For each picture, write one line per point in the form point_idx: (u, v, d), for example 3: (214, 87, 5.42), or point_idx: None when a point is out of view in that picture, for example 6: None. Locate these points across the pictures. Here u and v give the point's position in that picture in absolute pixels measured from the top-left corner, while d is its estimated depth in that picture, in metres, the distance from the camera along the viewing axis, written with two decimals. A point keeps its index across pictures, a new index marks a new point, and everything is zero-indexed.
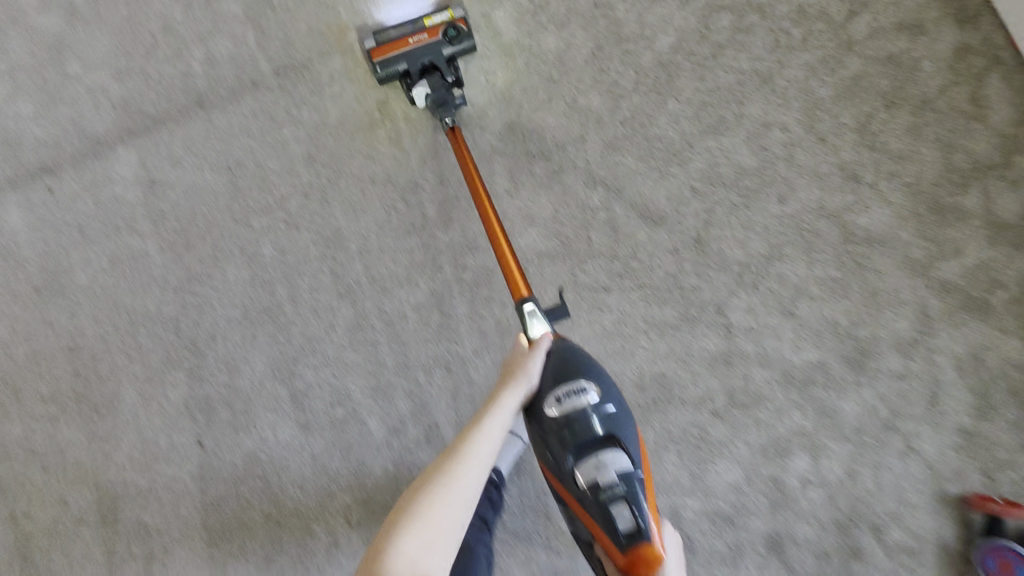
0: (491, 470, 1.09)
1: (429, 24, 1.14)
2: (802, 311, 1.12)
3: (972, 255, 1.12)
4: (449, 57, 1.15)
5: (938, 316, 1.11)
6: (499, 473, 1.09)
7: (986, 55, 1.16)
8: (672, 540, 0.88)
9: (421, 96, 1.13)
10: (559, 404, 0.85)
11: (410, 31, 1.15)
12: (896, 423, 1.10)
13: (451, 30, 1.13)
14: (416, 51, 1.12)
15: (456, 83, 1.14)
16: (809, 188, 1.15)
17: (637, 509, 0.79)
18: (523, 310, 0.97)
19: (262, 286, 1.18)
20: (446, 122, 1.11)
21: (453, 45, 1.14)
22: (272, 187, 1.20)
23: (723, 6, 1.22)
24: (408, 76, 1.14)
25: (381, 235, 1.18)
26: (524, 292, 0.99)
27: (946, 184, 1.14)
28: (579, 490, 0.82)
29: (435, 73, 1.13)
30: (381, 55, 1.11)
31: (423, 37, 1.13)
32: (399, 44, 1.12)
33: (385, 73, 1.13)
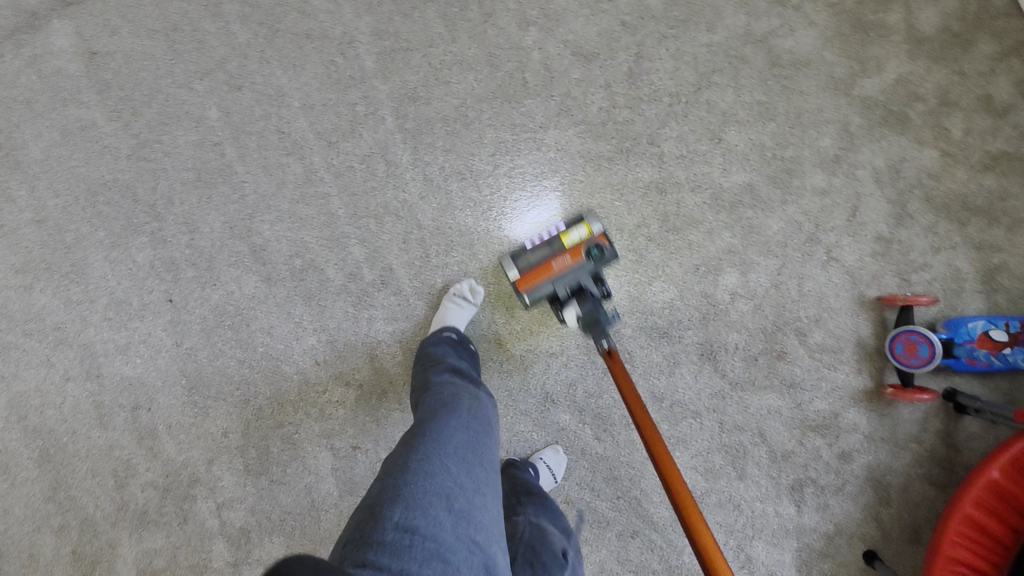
0: (450, 330, 1.12)
1: (568, 242, 1.05)
2: (730, 136, 1.18)
3: (893, 70, 1.17)
4: (595, 274, 1.04)
5: (859, 131, 1.17)
6: (456, 332, 1.12)
7: None
8: None
9: (573, 318, 1.02)
10: None
11: (549, 250, 1.05)
12: (819, 236, 1.17)
13: (594, 247, 1.03)
14: (563, 274, 1.02)
15: (607, 297, 1.04)
16: (735, 16, 1.19)
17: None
18: None
19: (212, 147, 1.22)
20: (601, 343, 0.93)
21: (599, 263, 1.03)
22: (211, 48, 1.22)
23: None
24: (556, 299, 1.05)
25: (321, 90, 1.21)
26: None
27: (868, 3, 1.18)
28: None
29: (584, 294, 1.02)
30: (527, 284, 1.02)
31: (566, 258, 1.03)
32: (544, 269, 1.02)
33: (533, 300, 1.04)
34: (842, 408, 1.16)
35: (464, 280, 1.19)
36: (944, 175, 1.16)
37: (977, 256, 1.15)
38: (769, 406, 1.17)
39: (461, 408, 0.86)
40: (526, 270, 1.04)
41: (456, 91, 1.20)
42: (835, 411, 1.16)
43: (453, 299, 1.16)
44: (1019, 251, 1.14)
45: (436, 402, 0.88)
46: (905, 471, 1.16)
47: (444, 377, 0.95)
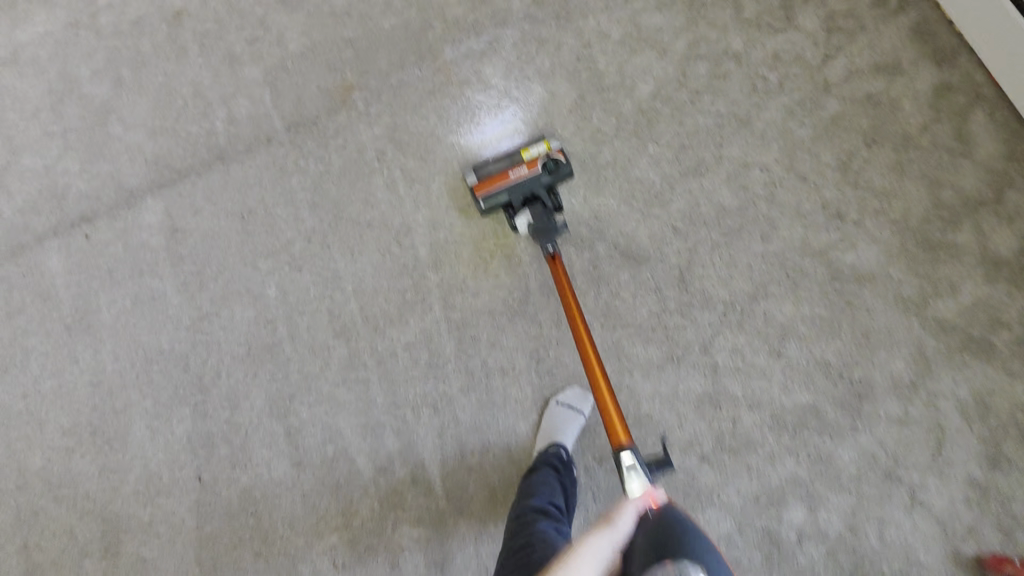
0: (557, 446, 1.09)
1: (527, 155, 1.16)
2: (791, 352, 1.11)
3: (968, 292, 1.10)
4: (549, 186, 1.16)
5: (937, 357, 1.08)
6: (565, 449, 1.09)
7: (967, 92, 1.17)
8: None
9: (524, 224, 1.15)
10: None
11: (509, 163, 1.17)
12: (897, 472, 1.05)
13: (549, 161, 1.14)
14: (518, 184, 1.14)
15: (558, 210, 1.16)
16: (793, 227, 1.16)
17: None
18: (622, 463, 0.96)
19: (266, 324, 1.25)
20: (547, 248, 1.13)
21: (553, 175, 1.14)
22: (279, 231, 1.29)
23: (700, 55, 1.26)
24: (510, 206, 1.16)
25: (375, 275, 1.24)
26: (622, 441, 0.99)
27: (935, 220, 1.13)
28: None
29: (536, 203, 1.15)
30: (484, 190, 1.14)
31: (523, 169, 1.15)
32: (500, 177, 1.14)
33: (488, 205, 1.15)
34: None
35: (569, 388, 1.15)
36: None
37: None
38: None
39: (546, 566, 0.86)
40: (483, 178, 1.15)
41: (504, 283, 1.21)
42: None
43: (562, 409, 1.12)
44: None
45: (515, 556, 0.87)
46: None
47: (529, 518, 0.95)
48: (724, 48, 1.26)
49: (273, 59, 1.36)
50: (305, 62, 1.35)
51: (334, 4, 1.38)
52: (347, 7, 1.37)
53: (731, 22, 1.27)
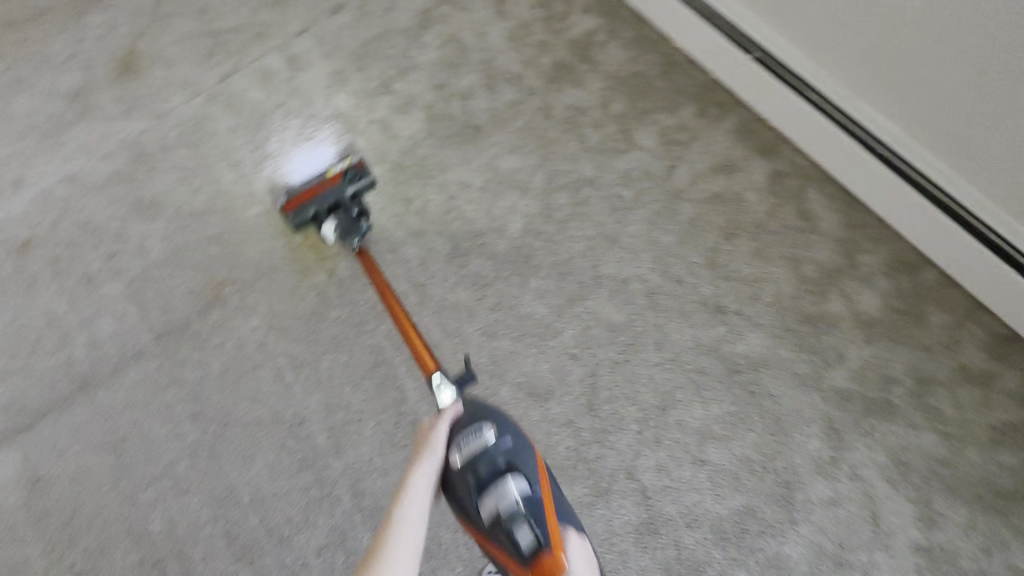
0: None
1: (331, 173, 1.28)
2: (712, 455, 1.10)
3: (855, 357, 1.15)
4: (353, 195, 1.27)
5: (845, 426, 1.10)
6: None
7: (798, 175, 1.30)
8: (585, 554, 0.88)
9: (330, 230, 1.24)
10: (462, 451, 0.90)
11: (316, 181, 1.28)
12: (846, 558, 1.03)
13: (350, 174, 1.27)
14: (323, 195, 1.26)
15: (364, 214, 1.25)
16: (680, 331, 1.19)
17: (536, 525, 0.84)
18: (432, 383, 1.01)
19: (153, 566, 1.10)
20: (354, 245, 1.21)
21: (354, 185, 1.26)
22: (158, 454, 1.16)
23: (557, 186, 1.34)
24: (318, 218, 1.26)
25: (272, 478, 1.13)
26: (432, 365, 1.04)
27: (804, 295, 1.20)
28: (485, 523, 0.86)
29: (339, 210, 1.24)
30: (292, 206, 1.25)
31: (327, 184, 1.27)
32: (306, 193, 1.25)
33: (298, 220, 1.25)
34: None
35: None
36: (955, 459, 1.07)
37: None
38: None
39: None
40: (293, 196, 1.27)
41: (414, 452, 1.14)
42: None
43: None
44: None
45: None
46: None
47: None
48: (577, 176, 1.35)
49: (135, 270, 1.31)
50: (169, 266, 1.31)
51: (193, 205, 1.37)
52: (208, 205, 1.36)
53: (579, 153, 1.37)
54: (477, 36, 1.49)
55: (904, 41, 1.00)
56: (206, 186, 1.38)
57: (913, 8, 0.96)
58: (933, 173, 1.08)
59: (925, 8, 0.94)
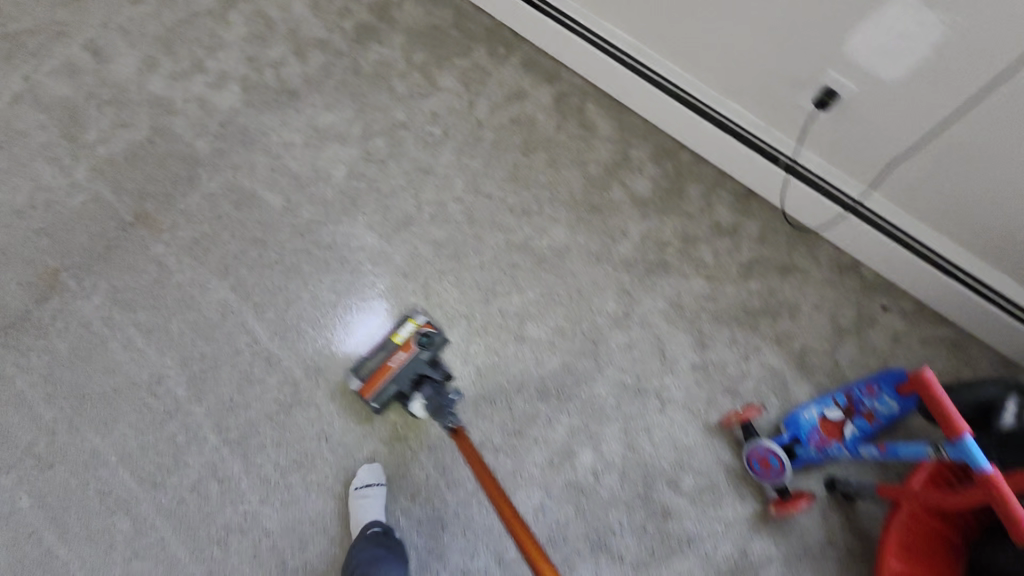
0: (374, 524, 1.12)
1: (399, 338, 1.19)
2: (531, 331, 1.30)
3: (636, 231, 1.38)
4: (430, 359, 1.18)
5: (633, 286, 1.34)
6: (381, 523, 1.13)
7: (577, 92, 1.51)
8: None
9: (421, 408, 1.15)
10: None
11: (385, 353, 1.19)
12: (643, 386, 1.27)
13: (422, 337, 1.19)
14: (400, 370, 1.17)
15: (446, 377, 1.17)
16: (494, 237, 1.38)
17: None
18: None
19: (29, 539, 1.15)
20: (447, 424, 1.09)
21: (430, 349, 1.18)
22: (15, 438, 1.20)
23: (374, 133, 1.48)
24: (402, 394, 1.17)
25: (138, 435, 1.21)
26: None
27: (592, 189, 1.42)
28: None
29: (424, 381, 1.15)
30: (371, 391, 1.17)
31: (400, 355, 1.18)
32: (383, 372, 1.17)
33: (382, 402, 1.17)
34: (744, 541, 1.18)
35: (363, 467, 1.19)
36: (718, 294, 1.33)
37: (782, 350, 1.29)
38: (678, 569, 1.16)
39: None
40: (367, 377, 1.18)
41: (270, 384, 1.25)
42: (738, 546, 1.17)
43: (359, 492, 1.15)
44: (810, 333, 1.30)
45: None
46: None
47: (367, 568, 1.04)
48: (390, 122, 1.49)
49: None
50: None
51: (14, 204, 1.38)
52: (30, 202, 1.38)
53: (390, 102, 1.51)
54: (281, 10, 1.59)
55: None
56: (25, 185, 1.40)
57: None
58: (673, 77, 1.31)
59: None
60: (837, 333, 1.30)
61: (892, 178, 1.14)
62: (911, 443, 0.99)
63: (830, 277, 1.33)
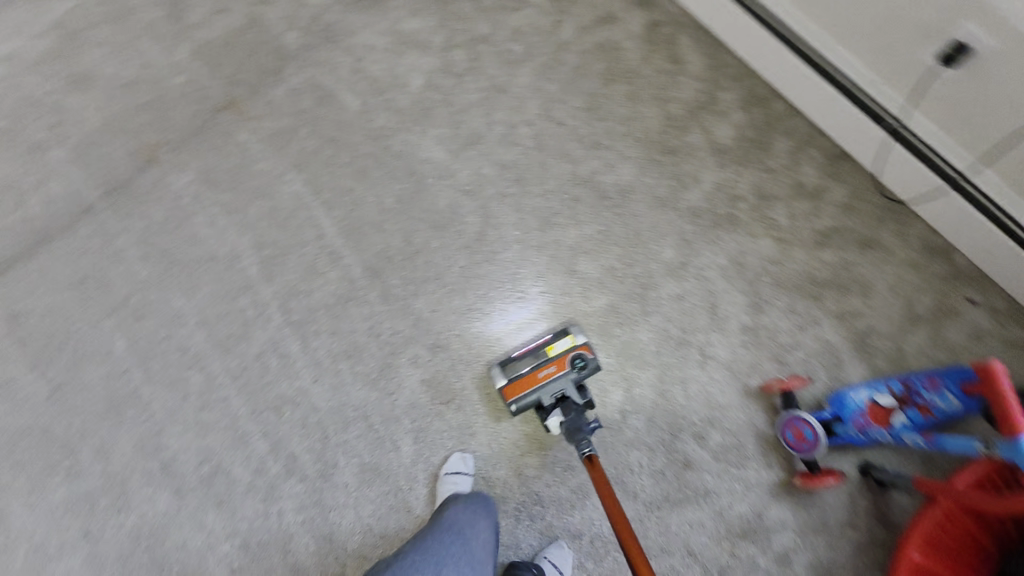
0: None
1: (553, 352, 1.16)
2: (582, 267, 1.29)
3: (709, 180, 1.31)
4: (578, 382, 1.15)
5: (695, 237, 1.28)
6: None
7: (672, 23, 1.41)
8: None
9: (557, 424, 1.14)
10: None
11: (535, 361, 1.17)
12: (688, 338, 1.22)
13: (577, 358, 1.15)
14: (548, 384, 1.15)
15: (589, 405, 1.12)
16: (561, 166, 1.35)
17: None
18: None
19: (119, 376, 1.31)
20: (582, 450, 1.00)
21: (582, 372, 1.14)
22: (115, 289, 1.36)
23: (455, 45, 1.45)
24: (541, 407, 1.15)
25: (214, 303, 1.33)
26: None
27: (670, 129, 1.35)
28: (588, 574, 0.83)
29: (566, 401, 1.12)
30: (514, 393, 1.15)
31: (551, 369, 1.15)
32: (530, 380, 1.15)
33: (521, 408, 1.15)
34: (762, 505, 1.15)
35: (456, 455, 1.21)
36: (786, 258, 1.25)
37: (843, 327, 1.21)
38: (689, 519, 1.16)
39: (470, 541, 0.92)
40: (514, 380, 1.15)
41: (331, 278, 1.33)
42: (757, 510, 1.15)
43: (449, 478, 1.18)
44: (880, 314, 1.21)
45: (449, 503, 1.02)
46: (851, 563, 1.12)
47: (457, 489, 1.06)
48: (473, 35, 1.46)
49: (78, 138, 1.45)
50: (107, 133, 1.45)
51: (124, 77, 1.49)
52: (137, 77, 1.48)
53: (475, 13, 1.47)
54: None
55: None
56: (134, 60, 1.50)
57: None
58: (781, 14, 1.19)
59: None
60: (909, 319, 1.20)
61: (1013, 152, 1.00)
62: (960, 437, 0.98)
63: (913, 259, 1.23)
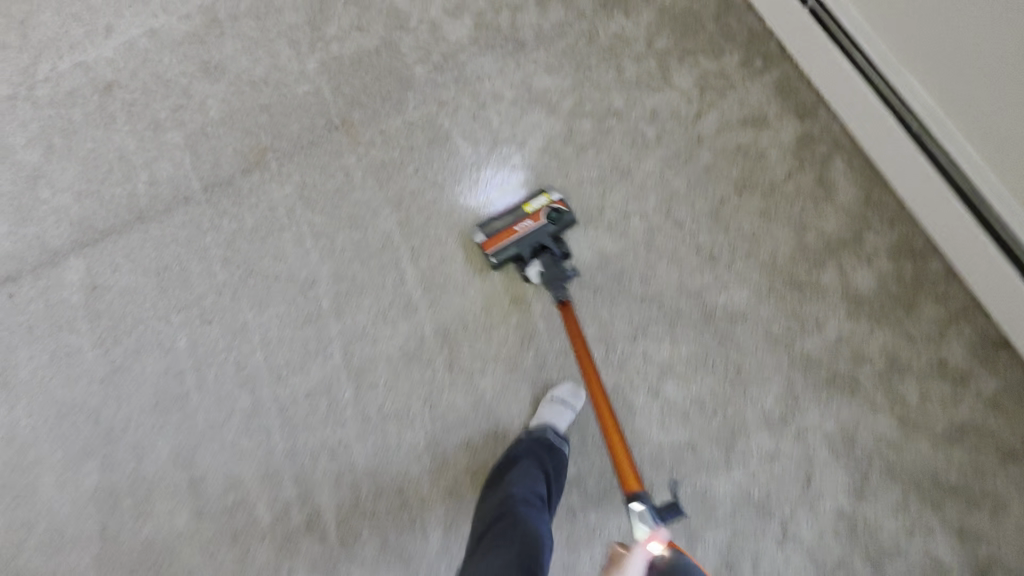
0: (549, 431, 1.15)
1: (530, 209, 1.23)
2: (668, 390, 1.16)
3: (834, 329, 1.16)
4: (554, 235, 1.22)
5: (804, 391, 1.13)
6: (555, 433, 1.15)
7: (828, 142, 1.26)
8: None
9: (536, 275, 1.19)
10: None
11: (513, 216, 1.23)
12: (770, 506, 1.09)
13: (552, 212, 1.22)
14: (525, 236, 1.21)
15: (567, 256, 1.20)
16: (669, 271, 1.22)
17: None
18: (631, 510, 0.95)
19: (174, 376, 1.29)
20: (558, 297, 1.15)
21: (557, 225, 1.22)
22: (192, 286, 1.35)
23: (585, 112, 1.36)
24: (520, 260, 1.21)
25: (281, 326, 1.30)
26: (634, 488, 0.98)
27: (801, 261, 1.20)
28: None
29: (544, 252, 1.19)
30: (493, 246, 1.20)
31: (528, 222, 1.22)
32: (507, 233, 1.20)
33: (499, 260, 1.20)
34: None
35: (566, 382, 1.20)
36: (905, 444, 1.09)
37: (959, 544, 1.05)
38: None
39: None
40: (492, 235, 1.21)
41: (401, 330, 1.26)
42: None
43: (556, 398, 1.18)
44: (1004, 542, 1.04)
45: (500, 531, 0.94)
46: None
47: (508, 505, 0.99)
48: (606, 106, 1.36)
49: (194, 125, 1.46)
50: (223, 126, 1.44)
51: (251, 74, 1.48)
52: (264, 77, 1.47)
53: (613, 83, 1.37)
54: None
55: (970, 20, 0.92)
56: (264, 59, 1.49)
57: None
58: (976, 176, 1.01)
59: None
60: None
61: None
62: None
63: None
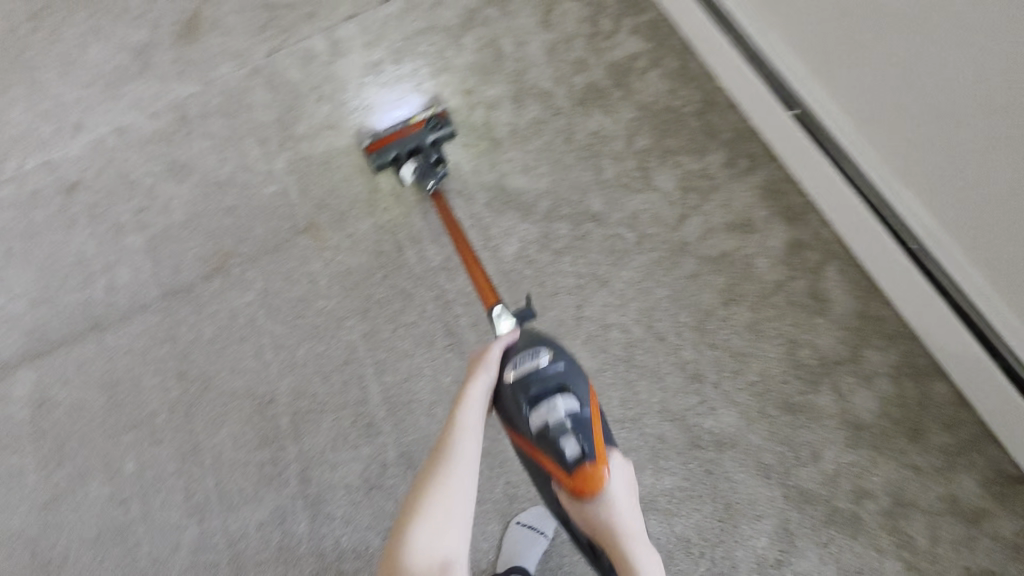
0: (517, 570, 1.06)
1: (415, 119, 1.31)
2: (651, 527, 1.08)
3: (831, 459, 1.06)
4: (434, 141, 1.30)
5: (799, 532, 1.04)
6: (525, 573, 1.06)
7: (820, 249, 1.19)
8: (623, 469, 0.91)
9: (409, 173, 1.28)
10: (516, 369, 0.92)
11: (399, 125, 1.31)
12: None
13: (433, 121, 1.29)
14: (405, 140, 1.28)
15: (440, 160, 1.29)
16: (650, 391, 1.14)
17: (583, 439, 0.86)
18: (492, 314, 1.06)
19: (118, 503, 1.21)
20: (429, 186, 1.27)
21: (437, 132, 1.29)
22: (143, 402, 1.27)
23: (561, 215, 1.30)
24: (398, 161, 1.29)
25: (235, 448, 1.21)
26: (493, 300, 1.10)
27: (794, 381, 1.12)
28: (534, 435, 0.89)
29: (419, 155, 1.28)
30: (375, 147, 1.27)
31: (410, 129, 1.29)
32: (389, 136, 1.28)
33: (378, 161, 1.28)
34: None
35: (532, 507, 1.11)
36: None
37: None
38: None
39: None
40: (376, 138, 1.29)
41: (363, 454, 1.17)
42: None
43: (522, 530, 1.09)
44: None
45: None
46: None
47: None
48: (583, 209, 1.30)
49: (157, 227, 1.41)
50: (186, 229, 1.39)
51: (218, 174, 1.44)
52: (231, 177, 1.43)
53: (591, 184, 1.31)
54: (517, 45, 1.45)
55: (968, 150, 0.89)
56: (232, 158, 1.45)
57: (934, 69, 0.89)
58: (988, 308, 0.95)
59: (943, 72, 0.88)
60: None
61: None
62: None
63: None
